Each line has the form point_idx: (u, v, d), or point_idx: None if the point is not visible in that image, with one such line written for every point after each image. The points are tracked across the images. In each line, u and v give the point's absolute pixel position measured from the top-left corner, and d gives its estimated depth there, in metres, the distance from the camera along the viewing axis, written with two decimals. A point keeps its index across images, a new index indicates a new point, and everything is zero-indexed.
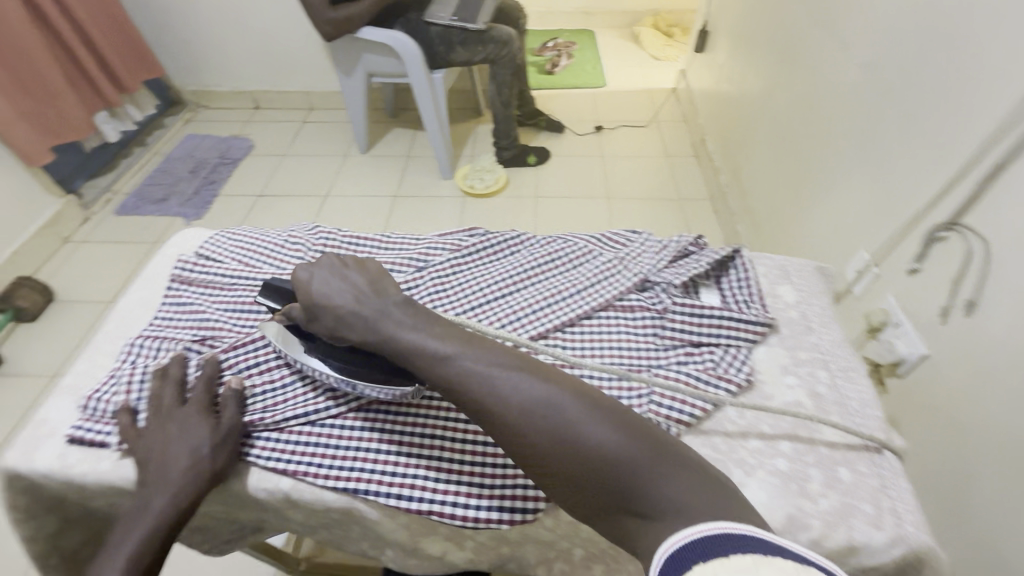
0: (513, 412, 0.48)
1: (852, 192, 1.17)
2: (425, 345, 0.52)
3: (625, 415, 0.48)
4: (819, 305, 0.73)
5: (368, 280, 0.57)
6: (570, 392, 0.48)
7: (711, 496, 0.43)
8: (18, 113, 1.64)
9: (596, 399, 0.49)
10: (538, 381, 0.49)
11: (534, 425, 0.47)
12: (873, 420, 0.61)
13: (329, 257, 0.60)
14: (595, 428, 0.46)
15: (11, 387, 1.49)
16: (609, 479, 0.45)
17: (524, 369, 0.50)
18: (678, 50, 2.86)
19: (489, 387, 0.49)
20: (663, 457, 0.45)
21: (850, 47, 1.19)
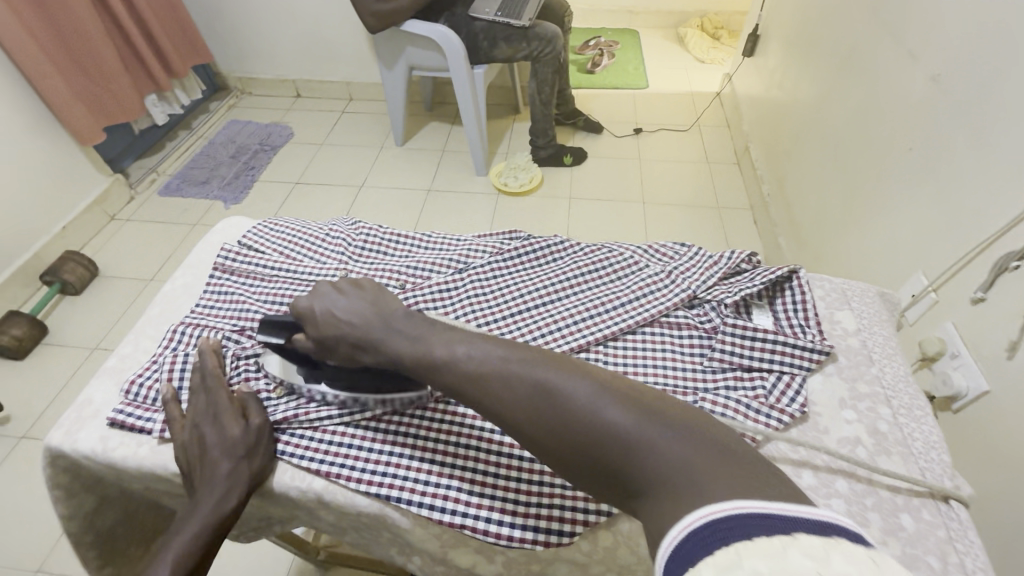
0: (504, 397, 0.46)
1: (910, 212, 1.10)
2: (434, 353, 0.51)
3: (625, 386, 0.44)
4: (881, 335, 0.69)
5: (368, 299, 0.57)
6: (565, 373, 0.45)
7: (717, 464, 0.37)
8: (74, 94, 1.70)
9: (595, 378, 0.45)
10: (528, 363, 0.47)
11: (525, 409, 0.45)
12: (939, 464, 0.57)
13: (325, 284, 0.60)
14: (589, 402, 0.43)
15: (55, 357, 1.54)
16: (605, 455, 0.41)
17: (515, 353, 0.49)
18: (724, 53, 2.77)
19: (481, 375, 0.48)
20: (664, 423, 0.40)
21: (917, 57, 1.12)
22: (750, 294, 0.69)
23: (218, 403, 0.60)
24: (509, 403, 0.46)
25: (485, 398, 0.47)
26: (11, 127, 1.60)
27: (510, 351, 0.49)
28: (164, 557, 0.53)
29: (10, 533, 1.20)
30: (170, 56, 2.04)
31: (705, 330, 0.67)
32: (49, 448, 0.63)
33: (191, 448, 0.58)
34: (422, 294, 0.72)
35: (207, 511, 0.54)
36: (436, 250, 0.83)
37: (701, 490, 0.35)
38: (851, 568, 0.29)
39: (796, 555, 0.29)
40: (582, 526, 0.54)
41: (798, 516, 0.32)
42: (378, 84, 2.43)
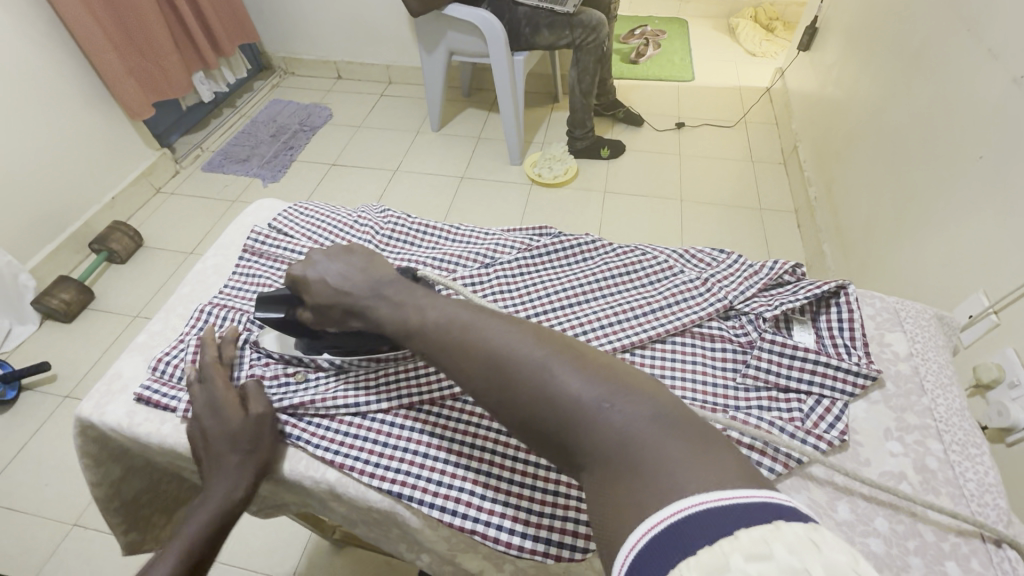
0: (459, 357, 0.47)
1: (974, 227, 1.02)
2: (424, 329, 0.50)
3: (582, 353, 0.44)
4: (937, 362, 0.63)
5: (359, 262, 0.58)
6: (531, 339, 0.45)
7: (662, 439, 0.37)
8: (127, 70, 1.76)
9: (560, 345, 0.44)
10: (489, 324, 0.48)
11: (480, 374, 0.45)
12: (993, 509, 0.52)
13: (317, 251, 0.60)
14: (539, 367, 0.43)
15: (100, 321, 1.62)
16: (553, 423, 0.41)
17: (476, 312, 0.49)
18: (777, 47, 2.64)
19: (451, 338, 0.48)
20: (616, 393, 0.40)
21: (997, 59, 1.02)
22: (792, 309, 0.65)
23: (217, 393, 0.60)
24: (468, 367, 0.47)
25: (444, 359, 0.48)
26: (66, 99, 1.66)
27: (474, 312, 0.49)
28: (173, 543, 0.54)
29: (53, 485, 1.27)
30: (220, 37, 2.08)
31: (741, 344, 0.63)
32: (81, 418, 0.65)
33: (198, 440, 0.59)
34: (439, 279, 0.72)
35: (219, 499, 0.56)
36: (463, 243, 0.82)
37: (644, 470, 0.36)
38: (794, 561, 0.28)
39: (739, 558, 0.29)
40: (595, 543, 0.52)
41: (731, 508, 0.32)
42: (417, 68, 2.42)
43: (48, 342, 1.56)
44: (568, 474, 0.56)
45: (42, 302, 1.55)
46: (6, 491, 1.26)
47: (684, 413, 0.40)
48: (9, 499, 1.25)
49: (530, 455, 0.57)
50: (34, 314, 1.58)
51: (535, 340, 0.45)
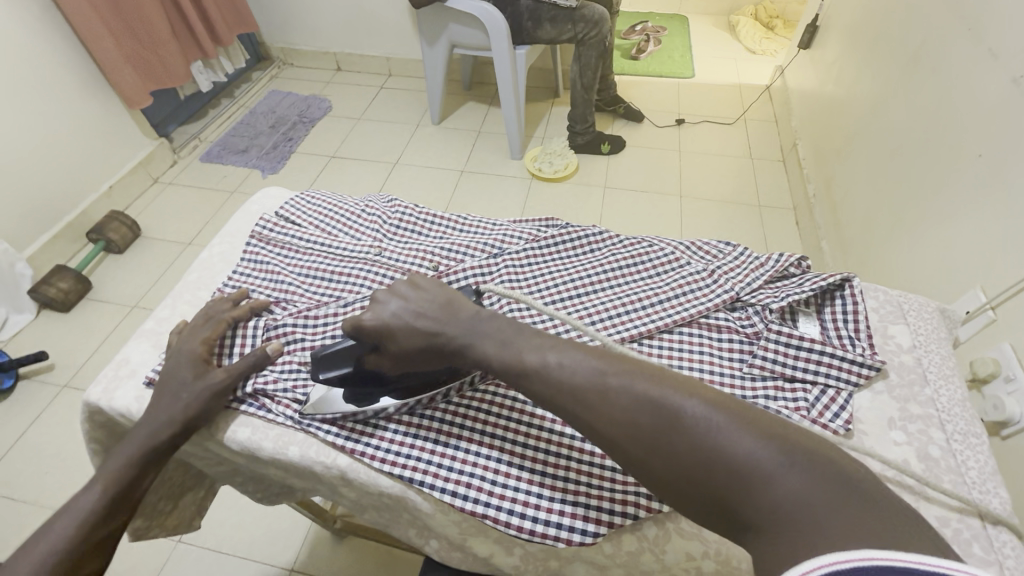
0: (600, 412, 0.44)
1: (972, 225, 1.03)
2: (518, 357, 0.49)
3: (738, 405, 0.41)
4: (939, 354, 0.64)
5: (438, 305, 0.56)
6: (679, 390, 0.43)
7: (846, 502, 0.35)
8: (125, 58, 1.75)
9: (709, 396, 0.42)
10: (624, 376, 0.45)
11: (626, 425, 0.43)
12: (995, 497, 0.54)
13: (383, 293, 0.58)
14: (694, 422, 0.41)
15: (98, 311, 1.61)
16: (714, 480, 0.39)
17: (608, 361, 0.46)
18: (777, 45, 2.65)
19: (585, 387, 0.45)
20: (787, 449, 0.38)
21: (998, 59, 1.03)
22: (797, 300, 0.66)
23: (200, 331, 0.65)
24: (608, 417, 0.44)
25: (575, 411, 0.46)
26: (63, 86, 1.64)
27: (605, 359, 0.47)
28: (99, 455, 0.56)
29: (51, 474, 1.27)
30: (218, 26, 2.06)
31: (747, 334, 0.64)
32: (89, 403, 0.65)
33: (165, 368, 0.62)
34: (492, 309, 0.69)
35: (151, 427, 0.57)
36: (470, 232, 0.82)
37: (831, 532, 0.33)
38: None
39: None
40: (605, 528, 0.53)
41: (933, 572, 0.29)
42: (417, 61, 2.41)
43: (45, 331, 1.55)
44: (578, 460, 0.57)
45: (41, 291, 1.54)
46: (5, 480, 1.25)
47: (862, 477, 0.36)
48: (6, 488, 1.24)
49: (539, 441, 0.58)
50: (31, 303, 1.57)
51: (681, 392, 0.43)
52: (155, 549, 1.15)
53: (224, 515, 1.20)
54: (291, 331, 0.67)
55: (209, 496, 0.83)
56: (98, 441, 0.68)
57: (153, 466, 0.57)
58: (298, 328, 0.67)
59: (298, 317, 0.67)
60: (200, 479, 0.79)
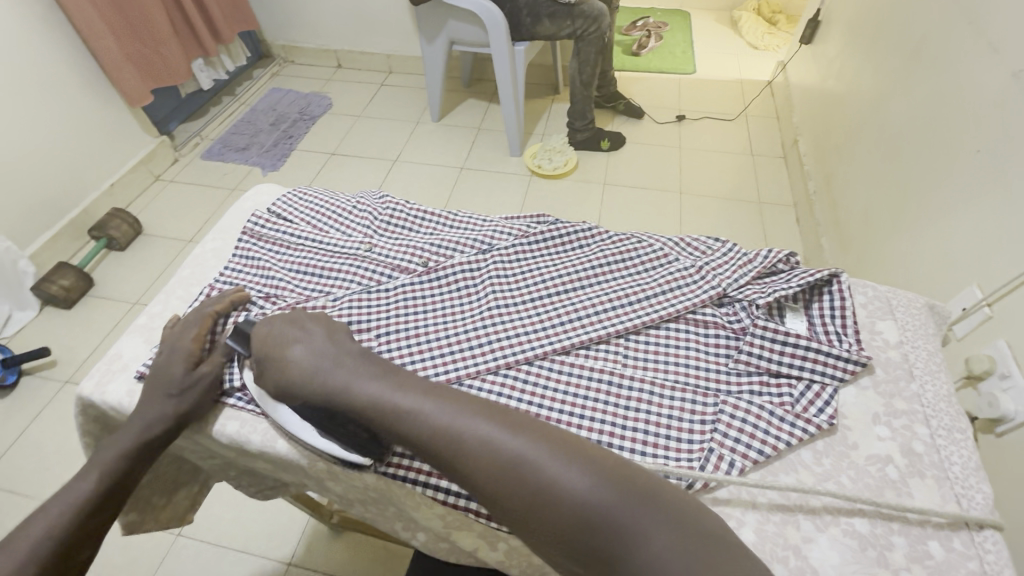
0: (488, 474, 0.45)
1: (970, 221, 1.02)
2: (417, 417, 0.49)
3: (617, 465, 0.45)
4: (926, 350, 0.64)
5: (322, 335, 0.57)
6: (568, 454, 0.45)
7: (711, 558, 0.39)
8: (125, 55, 1.75)
9: (596, 458, 0.45)
10: (508, 434, 0.47)
11: (517, 487, 0.44)
12: (979, 493, 0.53)
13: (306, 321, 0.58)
14: (572, 482, 0.43)
15: (100, 308, 1.62)
16: (599, 536, 0.41)
17: (494, 421, 0.48)
18: (779, 40, 2.63)
19: (479, 448, 0.46)
20: (662, 511, 0.42)
21: (998, 53, 1.02)
22: (785, 296, 0.66)
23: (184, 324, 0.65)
24: (502, 478, 0.45)
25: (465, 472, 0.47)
26: (66, 85, 1.65)
27: (491, 418, 0.48)
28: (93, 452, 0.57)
29: (53, 469, 1.28)
30: (219, 23, 2.06)
31: (733, 330, 0.64)
32: (82, 397, 0.66)
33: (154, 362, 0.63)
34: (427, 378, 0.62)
35: (142, 423, 0.58)
36: (461, 228, 0.82)
37: None
38: None
39: None
40: None
41: None
42: (417, 58, 2.41)
43: (48, 328, 1.57)
44: None
45: (43, 288, 1.56)
46: (9, 474, 1.27)
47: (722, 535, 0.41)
48: (8, 483, 1.26)
49: None
50: (34, 300, 1.59)
51: (559, 451, 0.46)
52: (155, 543, 1.16)
53: (222, 510, 1.21)
54: None
55: (204, 491, 0.83)
56: (92, 434, 0.69)
57: (145, 462, 0.59)
58: None
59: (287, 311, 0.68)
60: (195, 473, 0.80)
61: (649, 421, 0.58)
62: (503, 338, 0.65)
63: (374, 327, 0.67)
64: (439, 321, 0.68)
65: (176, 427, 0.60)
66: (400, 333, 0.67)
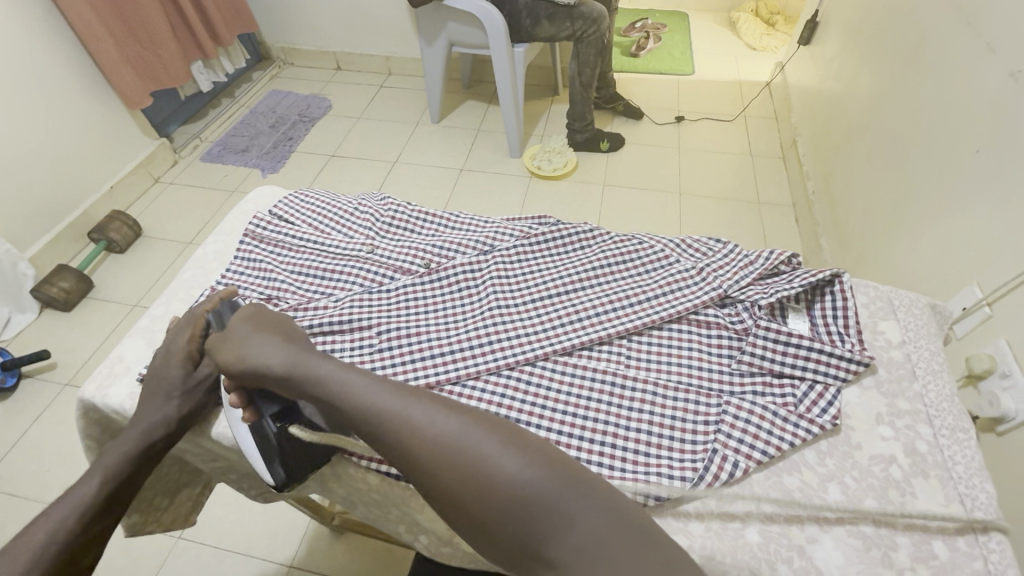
0: (427, 457, 0.46)
1: (969, 221, 1.03)
2: (357, 403, 0.50)
3: (547, 452, 0.46)
4: (929, 350, 0.64)
5: (279, 333, 0.58)
6: (500, 439, 0.46)
7: (627, 544, 0.40)
8: (124, 57, 1.75)
9: (527, 444, 0.46)
10: (449, 419, 0.48)
11: (447, 472, 0.45)
12: (982, 493, 0.54)
13: (261, 322, 0.60)
14: (504, 466, 0.44)
15: (100, 310, 1.62)
16: (522, 520, 0.42)
17: (436, 406, 0.49)
18: (777, 41, 2.63)
19: (413, 433, 0.47)
20: (585, 495, 0.43)
21: (996, 54, 1.02)
22: (787, 296, 0.66)
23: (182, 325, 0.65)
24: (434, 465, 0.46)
25: (407, 456, 0.47)
26: (64, 89, 1.65)
27: (436, 402, 0.49)
28: (97, 456, 0.57)
29: (53, 471, 1.28)
30: (217, 24, 2.05)
31: (736, 331, 0.64)
32: (84, 399, 0.66)
33: (153, 363, 0.63)
34: (427, 377, 0.62)
35: (144, 428, 0.58)
36: (462, 230, 0.83)
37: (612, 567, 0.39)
38: None
39: None
40: None
41: None
42: (416, 60, 2.41)
43: (47, 331, 1.56)
44: None
45: (42, 291, 1.55)
46: (8, 477, 1.27)
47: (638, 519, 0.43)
48: (9, 485, 1.26)
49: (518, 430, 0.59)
50: (33, 303, 1.58)
51: (498, 436, 0.47)
52: (156, 544, 1.16)
53: (223, 511, 1.21)
54: None
55: (205, 492, 0.83)
56: (94, 438, 0.69)
57: (148, 466, 0.58)
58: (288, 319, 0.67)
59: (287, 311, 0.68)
60: (197, 475, 0.80)
61: (652, 421, 0.58)
62: (504, 338, 0.65)
63: (375, 326, 0.67)
64: (439, 321, 0.68)
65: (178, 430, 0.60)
66: (400, 333, 0.67)
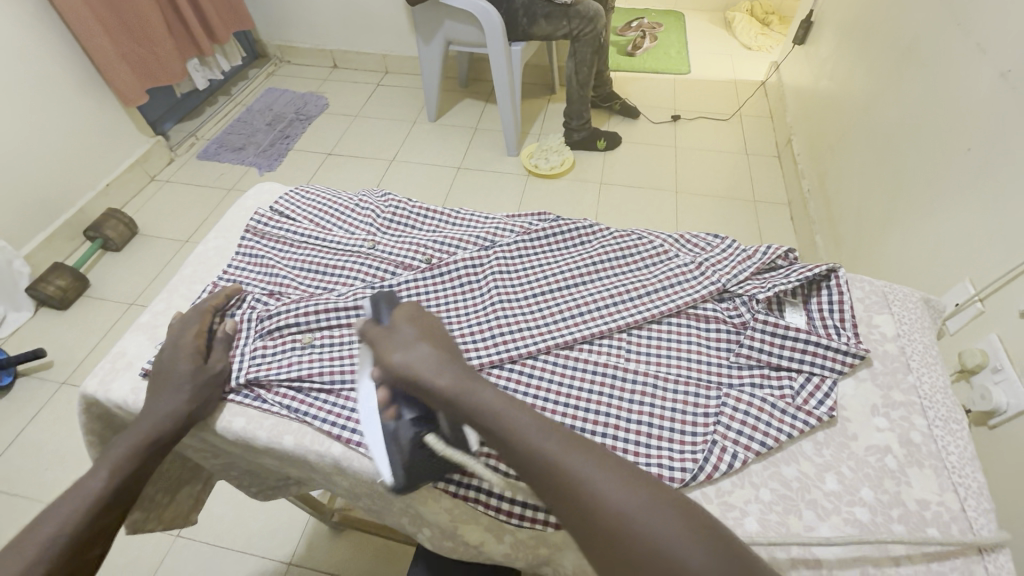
0: (603, 519, 0.43)
1: (960, 218, 1.04)
2: (528, 443, 0.48)
3: (731, 546, 0.42)
4: (922, 342, 0.65)
5: (443, 348, 0.55)
6: (685, 522, 0.43)
7: None
8: (120, 55, 1.74)
9: (713, 534, 0.43)
10: (627, 485, 0.45)
11: (626, 543, 0.42)
12: (974, 481, 0.55)
13: (423, 333, 0.56)
14: (695, 556, 0.41)
15: (96, 308, 1.61)
16: None
17: (619, 472, 0.46)
18: (772, 41, 2.65)
19: (592, 494, 0.44)
20: None
21: (986, 54, 1.04)
22: (784, 290, 0.67)
23: (188, 323, 0.65)
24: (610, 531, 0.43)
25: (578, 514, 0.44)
26: (61, 87, 1.65)
27: (614, 464, 0.47)
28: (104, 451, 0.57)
29: (50, 470, 1.28)
30: (213, 22, 2.05)
31: (734, 325, 0.65)
32: (86, 395, 0.66)
33: (160, 359, 0.63)
34: None
35: (153, 423, 0.58)
36: (463, 226, 0.83)
37: None
38: None
39: None
40: None
41: None
42: (413, 58, 2.41)
43: (43, 329, 1.56)
44: None
45: (38, 289, 1.54)
46: (4, 475, 1.26)
47: None
48: (6, 485, 1.25)
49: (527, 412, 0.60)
50: (29, 301, 1.58)
51: (680, 516, 0.43)
52: (155, 542, 1.16)
53: (222, 509, 1.21)
54: (283, 317, 0.67)
55: (206, 489, 0.83)
56: (96, 433, 0.69)
57: (155, 461, 0.59)
58: (290, 313, 0.68)
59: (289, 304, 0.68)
60: (198, 471, 0.80)
61: (653, 413, 0.59)
62: (507, 332, 0.65)
63: None
64: (443, 317, 0.69)
65: (186, 426, 0.60)
66: None
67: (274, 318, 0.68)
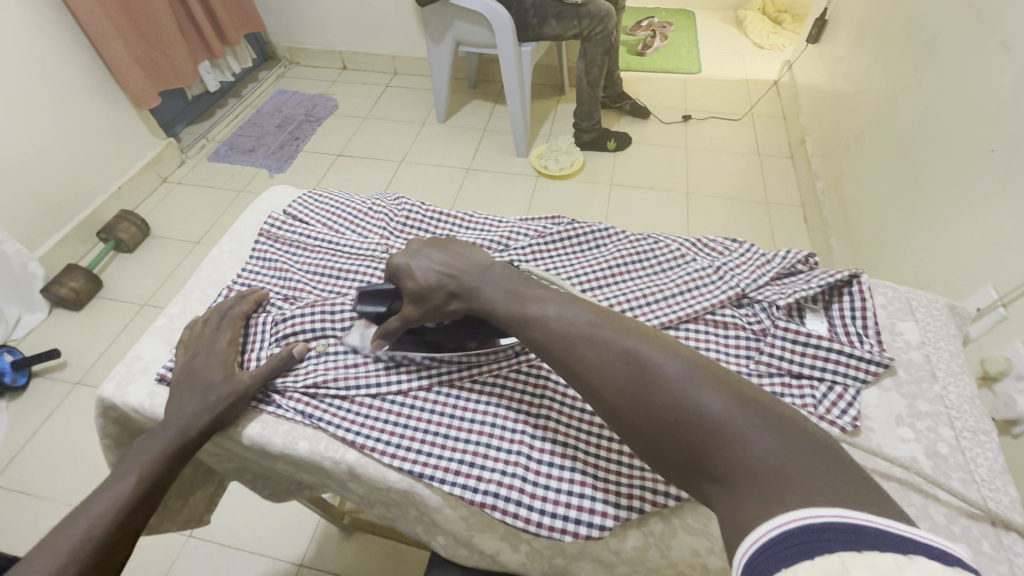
0: (592, 361, 0.49)
1: (983, 220, 1.02)
2: (529, 314, 0.55)
3: (717, 371, 0.45)
4: (948, 350, 0.64)
5: (453, 255, 0.63)
6: (669, 354, 0.46)
7: (799, 464, 0.37)
8: (133, 57, 1.76)
9: (699, 364, 0.46)
10: (615, 335, 0.50)
11: (611, 377, 0.48)
12: (1004, 495, 0.53)
13: (431, 248, 0.65)
14: (680, 381, 0.44)
15: (109, 309, 1.63)
16: (690, 432, 0.42)
17: (609, 325, 0.51)
18: (784, 39, 2.62)
19: (583, 345, 0.50)
20: (758, 414, 0.41)
21: (1010, 52, 1.02)
22: (805, 297, 0.65)
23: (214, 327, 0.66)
24: (601, 370, 0.48)
25: (572, 363, 0.51)
26: (75, 90, 1.66)
27: (607, 322, 0.52)
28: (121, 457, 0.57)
29: (64, 471, 1.29)
30: (224, 25, 2.06)
31: (754, 331, 0.64)
32: (103, 399, 0.66)
33: (184, 365, 0.64)
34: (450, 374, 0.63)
35: (173, 429, 0.58)
36: (476, 230, 0.82)
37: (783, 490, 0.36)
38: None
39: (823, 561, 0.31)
40: (611, 521, 0.53)
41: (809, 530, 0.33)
42: (423, 59, 2.41)
43: (57, 331, 1.57)
44: (585, 449, 0.57)
45: (52, 291, 1.56)
46: (19, 476, 1.28)
47: (822, 445, 0.39)
48: (21, 485, 1.26)
49: (550, 412, 0.60)
50: (42, 303, 1.59)
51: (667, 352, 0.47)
52: (166, 544, 1.17)
53: (233, 511, 1.21)
54: (299, 322, 0.67)
55: (219, 492, 0.83)
56: (112, 436, 0.69)
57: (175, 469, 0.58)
58: (305, 317, 0.67)
59: (304, 307, 0.68)
60: (211, 475, 0.80)
61: None
62: None
63: None
64: None
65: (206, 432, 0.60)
66: None
67: (289, 322, 0.68)
